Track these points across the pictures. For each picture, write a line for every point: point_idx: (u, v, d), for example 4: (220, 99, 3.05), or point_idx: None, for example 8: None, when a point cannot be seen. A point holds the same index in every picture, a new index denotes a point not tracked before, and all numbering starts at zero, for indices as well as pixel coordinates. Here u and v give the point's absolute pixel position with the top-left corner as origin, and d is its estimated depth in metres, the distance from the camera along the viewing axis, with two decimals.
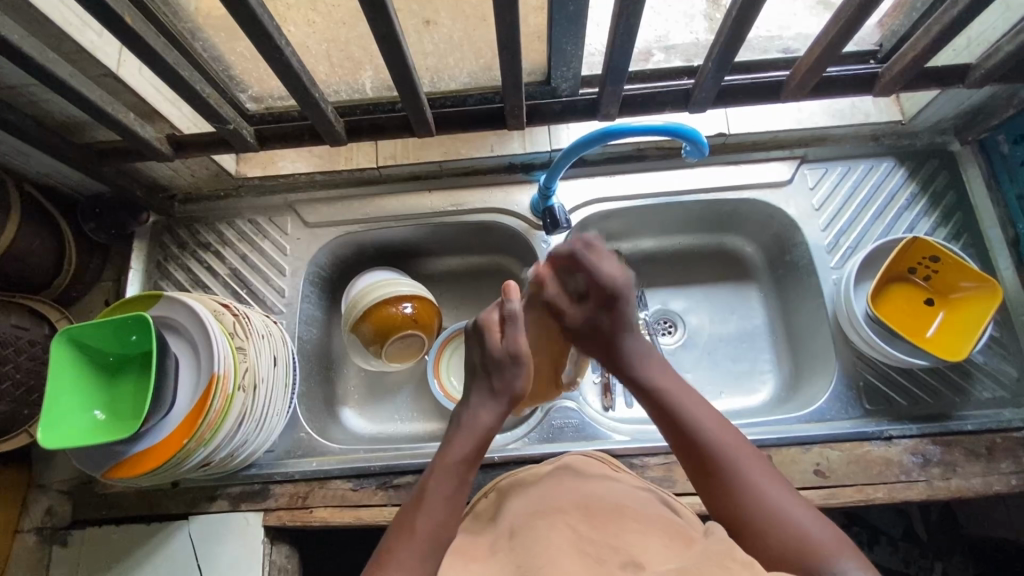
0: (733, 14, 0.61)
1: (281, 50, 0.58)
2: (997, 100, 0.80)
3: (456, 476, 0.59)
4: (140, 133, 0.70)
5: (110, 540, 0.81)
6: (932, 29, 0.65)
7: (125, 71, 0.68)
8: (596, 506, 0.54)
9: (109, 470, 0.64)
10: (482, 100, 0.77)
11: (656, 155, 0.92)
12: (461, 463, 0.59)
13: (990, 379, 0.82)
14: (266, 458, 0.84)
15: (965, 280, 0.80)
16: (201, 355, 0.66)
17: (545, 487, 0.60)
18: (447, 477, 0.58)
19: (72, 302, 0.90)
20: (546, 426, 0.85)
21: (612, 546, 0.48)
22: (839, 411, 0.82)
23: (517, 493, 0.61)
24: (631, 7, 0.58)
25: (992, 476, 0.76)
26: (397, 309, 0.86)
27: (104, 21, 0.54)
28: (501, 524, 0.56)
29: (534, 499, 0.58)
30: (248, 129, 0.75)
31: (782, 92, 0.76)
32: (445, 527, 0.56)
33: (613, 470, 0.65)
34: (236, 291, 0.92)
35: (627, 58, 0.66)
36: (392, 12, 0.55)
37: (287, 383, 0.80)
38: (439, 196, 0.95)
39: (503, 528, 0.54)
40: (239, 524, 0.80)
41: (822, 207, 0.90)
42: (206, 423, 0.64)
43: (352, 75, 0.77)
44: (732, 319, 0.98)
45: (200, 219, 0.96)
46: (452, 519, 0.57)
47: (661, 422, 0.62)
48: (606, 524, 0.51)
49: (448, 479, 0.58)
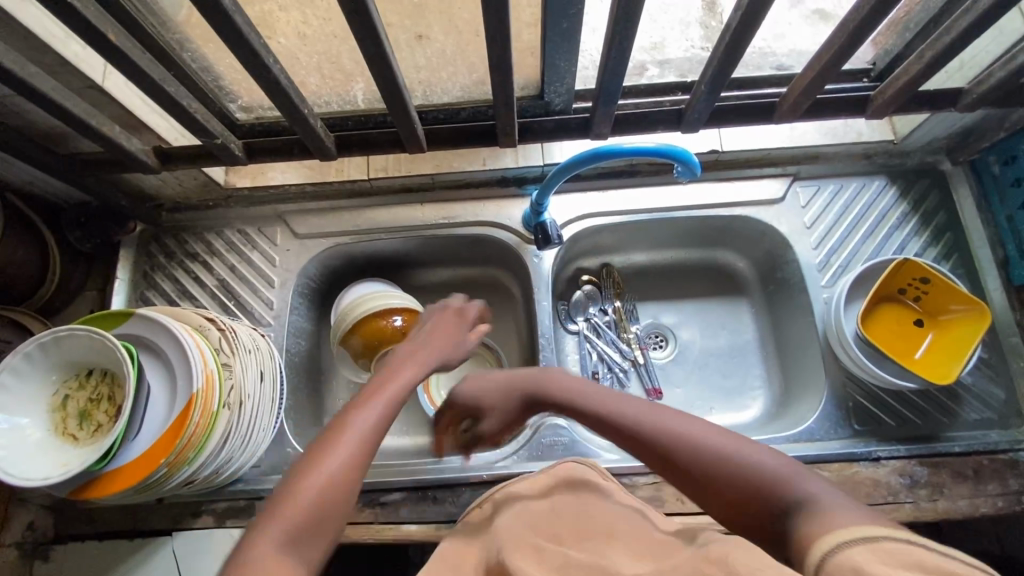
0: (726, 37, 0.60)
1: (268, 68, 0.57)
2: (988, 122, 0.81)
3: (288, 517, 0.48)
4: (125, 145, 0.69)
5: (93, 556, 0.80)
6: (924, 55, 0.65)
7: (110, 83, 0.67)
8: (587, 525, 0.55)
9: (74, 491, 0.62)
10: (474, 114, 0.79)
11: (649, 171, 0.92)
12: (339, 485, 0.50)
13: (977, 400, 0.82)
14: (251, 473, 0.83)
15: (954, 302, 0.81)
16: (179, 376, 0.65)
17: (538, 505, 0.59)
18: (290, 516, 0.48)
19: (56, 312, 0.89)
20: (535, 444, 0.84)
21: (597, 564, 0.47)
22: (829, 431, 0.82)
23: (507, 512, 0.59)
24: (623, 31, 0.57)
25: (978, 498, 0.76)
26: (387, 322, 0.86)
27: (84, 35, 0.53)
28: (491, 550, 0.53)
29: (520, 518, 0.57)
30: (236, 143, 0.74)
31: (775, 113, 0.76)
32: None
33: (608, 486, 0.64)
34: (224, 303, 0.91)
35: (620, 78, 0.65)
36: (381, 31, 0.54)
37: (275, 398, 0.80)
38: (430, 209, 0.94)
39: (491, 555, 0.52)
40: (224, 541, 0.79)
41: (814, 225, 0.90)
42: (187, 443, 0.63)
43: (343, 87, 0.77)
44: (723, 335, 0.98)
45: (188, 229, 0.95)
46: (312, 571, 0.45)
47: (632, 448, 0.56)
48: (596, 541, 0.52)
49: (276, 536, 0.47)
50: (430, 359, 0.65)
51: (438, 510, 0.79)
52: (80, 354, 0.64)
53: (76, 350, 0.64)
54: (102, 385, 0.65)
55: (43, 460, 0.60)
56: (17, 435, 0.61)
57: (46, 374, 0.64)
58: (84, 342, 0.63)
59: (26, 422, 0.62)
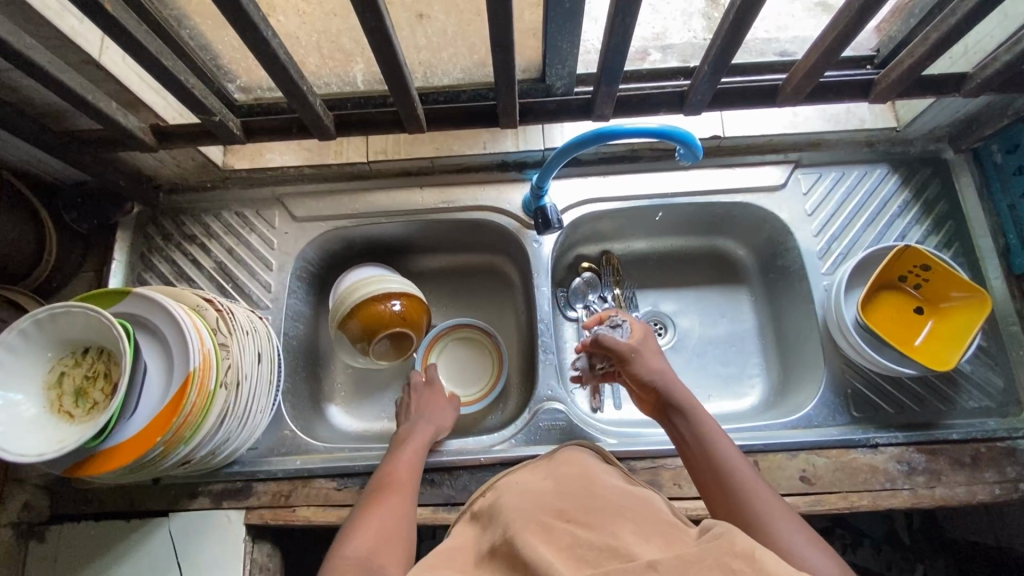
0: (730, 17, 0.60)
1: (267, 42, 0.57)
2: (991, 109, 0.80)
3: (362, 522, 0.63)
4: (122, 122, 0.69)
5: (88, 537, 0.79)
6: (930, 37, 0.65)
7: (108, 58, 0.66)
8: (593, 502, 0.53)
9: (71, 468, 0.62)
10: (475, 97, 0.79)
11: (650, 156, 0.91)
12: (408, 476, 0.72)
13: (976, 389, 0.82)
14: (248, 455, 0.83)
15: (954, 289, 0.80)
16: (175, 355, 0.64)
17: (546, 485, 0.58)
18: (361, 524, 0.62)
19: (52, 293, 0.88)
20: (533, 428, 0.83)
21: (610, 548, 0.46)
22: (827, 417, 0.82)
23: (512, 492, 0.58)
24: (626, 8, 0.56)
25: (976, 486, 0.76)
26: (386, 306, 0.85)
27: (81, 5, 0.52)
28: (499, 526, 0.52)
29: (528, 498, 0.55)
30: (234, 122, 0.73)
31: (778, 96, 0.75)
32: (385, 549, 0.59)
33: (609, 466, 0.65)
34: (222, 285, 0.90)
35: (622, 58, 0.64)
36: (382, 5, 0.53)
37: (272, 379, 0.79)
38: (430, 193, 0.93)
39: (499, 532, 0.51)
40: (220, 522, 0.79)
41: (816, 212, 0.89)
42: (184, 421, 0.63)
43: (343, 67, 0.76)
44: (722, 322, 0.98)
45: (186, 210, 0.94)
46: (384, 544, 0.60)
47: (702, 470, 0.63)
48: (604, 519, 0.50)
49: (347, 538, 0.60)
50: (438, 422, 0.82)
51: (436, 493, 0.79)
52: (74, 331, 0.63)
53: (70, 327, 0.63)
54: (98, 361, 0.64)
55: (39, 437, 0.60)
56: (12, 411, 0.60)
57: (41, 351, 0.63)
58: (79, 318, 0.62)
59: (20, 399, 0.62)
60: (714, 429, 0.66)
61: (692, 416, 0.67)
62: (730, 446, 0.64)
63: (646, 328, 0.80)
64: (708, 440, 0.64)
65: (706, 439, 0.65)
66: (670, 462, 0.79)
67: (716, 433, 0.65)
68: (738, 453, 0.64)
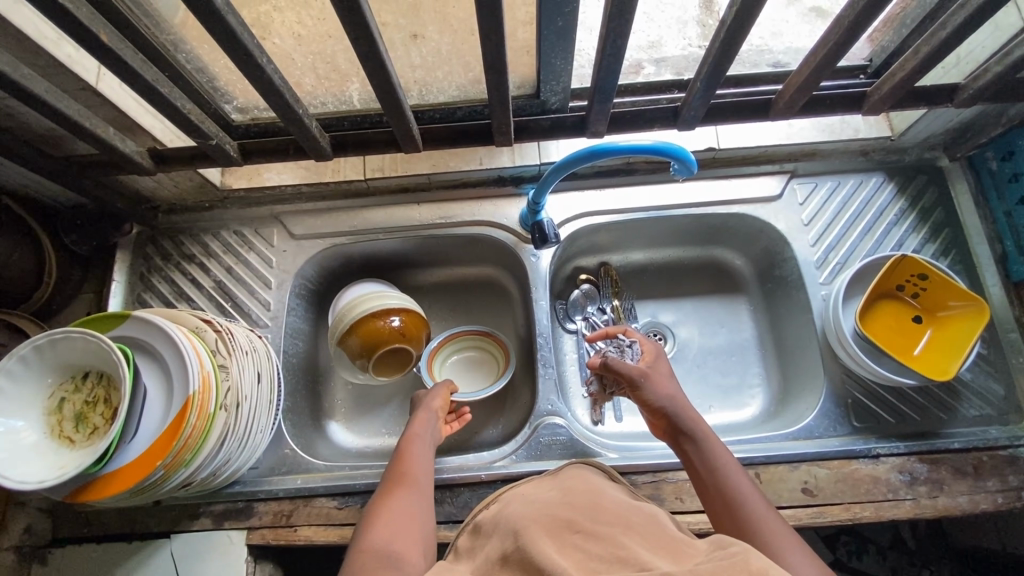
0: (722, 33, 0.60)
1: (262, 68, 0.57)
2: (986, 117, 0.81)
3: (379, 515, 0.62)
4: (120, 147, 0.69)
5: (90, 559, 0.79)
6: (920, 50, 0.65)
7: (104, 85, 0.67)
8: (600, 514, 0.53)
9: (72, 493, 0.62)
10: (471, 113, 0.77)
11: (646, 169, 0.92)
12: (420, 466, 0.71)
13: (977, 397, 0.82)
14: (249, 475, 0.83)
15: (952, 298, 0.80)
16: (174, 378, 0.64)
17: (552, 496, 0.58)
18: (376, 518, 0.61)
19: (51, 315, 0.89)
20: (534, 444, 0.83)
21: (618, 558, 0.46)
22: (827, 428, 0.82)
23: (518, 503, 0.58)
24: (618, 28, 0.57)
25: (978, 495, 0.76)
26: (386, 322, 0.85)
27: (76, 36, 0.53)
28: (506, 534, 0.52)
29: (535, 508, 0.55)
30: (231, 144, 0.74)
31: (771, 110, 0.76)
32: (401, 539, 0.58)
33: (616, 481, 0.65)
34: (221, 304, 0.91)
35: (615, 76, 0.65)
36: (374, 31, 0.53)
37: (272, 399, 0.80)
38: (428, 209, 0.94)
39: (508, 540, 0.51)
40: (221, 542, 0.79)
41: (812, 221, 0.90)
42: (184, 444, 0.63)
43: (338, 87, 0.76)
44: (722, 333, 0.98)
45: (184, 231, 0.94)
46: (401, 534, 0.59)
47: (713, 497, 0.63)
48: (610, 527, 0.50)
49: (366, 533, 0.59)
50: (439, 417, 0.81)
51: (437, 510, 0.79)
52: (75, 356, 0.64)
53: (69, 351, 0.63)
54: (98, 385, 0.65)
55: (39, 463, 0.60)
56: (13, 438, 0.61)
57: (41, 377, 0.64)
58: (78, 343, 0.62)
59: (21, 425, 0.62)
60: (724, 457, 0.66)
61: (703, 445, 0.67)
62: (741, 475, 0.64)
63: (658, 348, 0.81)
64: (718, 467, 0.64)
65: (717, 467, 0.65)
66: (671, 476, 0.79)
67: (728, 461, 0.65)
68: (747, 480, 0.64)
